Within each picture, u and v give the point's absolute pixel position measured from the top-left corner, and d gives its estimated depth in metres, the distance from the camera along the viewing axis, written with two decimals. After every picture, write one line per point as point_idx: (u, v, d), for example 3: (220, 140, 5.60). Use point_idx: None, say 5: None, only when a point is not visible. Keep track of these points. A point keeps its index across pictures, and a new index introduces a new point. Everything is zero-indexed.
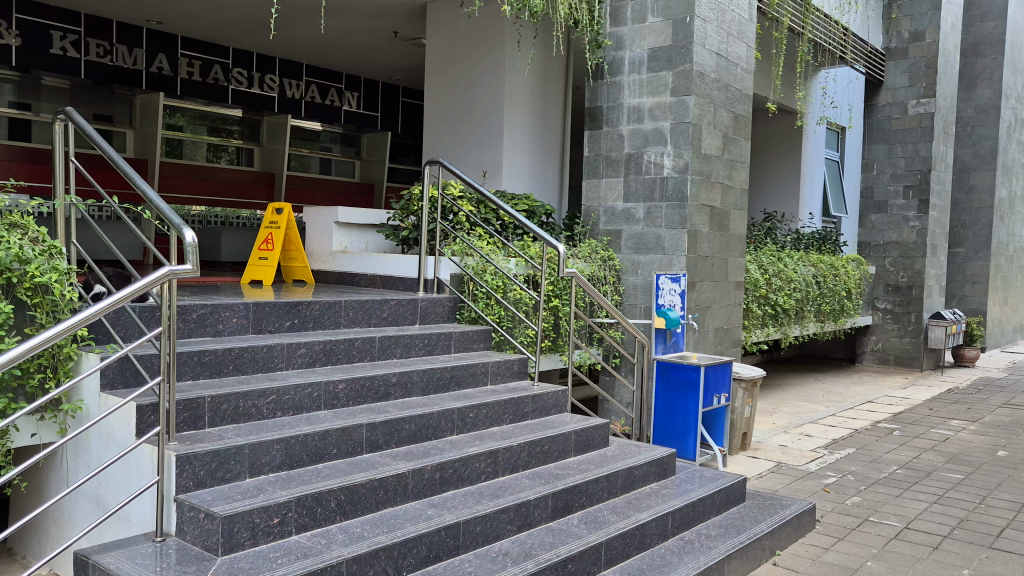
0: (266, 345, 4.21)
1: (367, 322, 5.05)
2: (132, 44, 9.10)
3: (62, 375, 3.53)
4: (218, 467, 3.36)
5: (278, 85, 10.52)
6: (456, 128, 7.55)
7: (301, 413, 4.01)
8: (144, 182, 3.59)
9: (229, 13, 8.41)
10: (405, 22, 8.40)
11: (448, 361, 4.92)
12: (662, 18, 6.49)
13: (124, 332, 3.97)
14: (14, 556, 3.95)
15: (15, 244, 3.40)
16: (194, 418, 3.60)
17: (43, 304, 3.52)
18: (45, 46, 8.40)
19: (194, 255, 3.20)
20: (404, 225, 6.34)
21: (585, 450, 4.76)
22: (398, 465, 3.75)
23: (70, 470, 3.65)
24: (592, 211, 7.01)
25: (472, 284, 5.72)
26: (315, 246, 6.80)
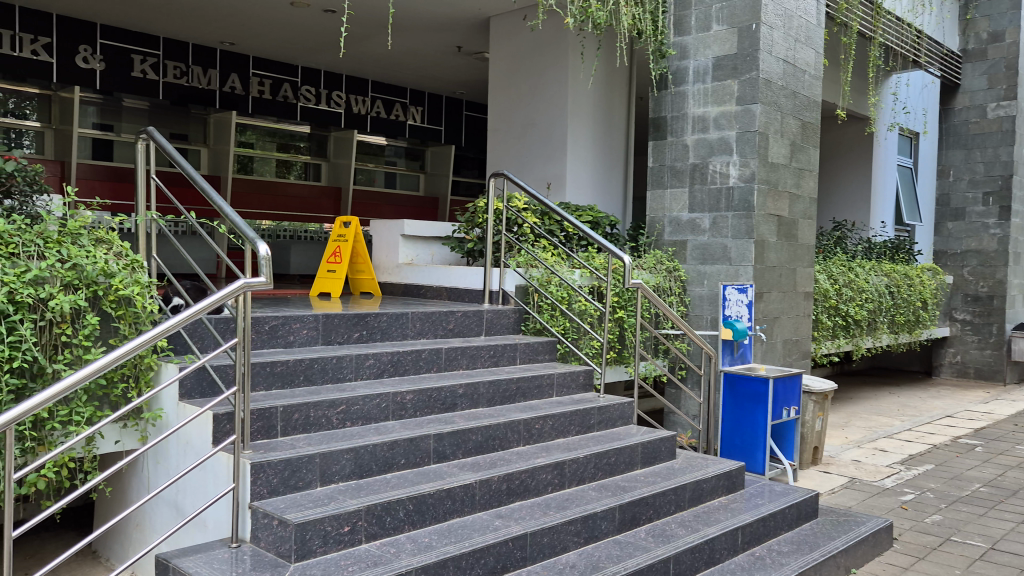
0: (336, 355, 4.29)
1: (433, 333, 5.11)
2: (207, 65, 9.43)
3: (144, 385, 3.67)
4: (291, 475, 3.44)
5: (345, 101, 10.74)
6: (521, 140, 7.60)
7: (370, 423, 4.07)
8: (221, 198, 3.71)
9: (299, 33, 8.64)
10: (468, 37, 8.51)
11: (514, 372, 4.94)
12: (727, 26, 6.42)
13: (200, 343, 4.11)
14: (98, 559, 4.11)
15: (100, 259, 3.56)
16: (267, 427, 3.69)
17: (127, 317, 3.66)
18: (126, 69, 8.78)
19: (268, 267, 3.29)
20: (469, 237, 6.39)
21: (652, 463, 4.71)
22: (465, 475, 3.78)
23: (150, 476, 3.78)
24: (656, 222, 6.96)
25: (537, 295, 5.73)
26: (381, 258, 6.90)
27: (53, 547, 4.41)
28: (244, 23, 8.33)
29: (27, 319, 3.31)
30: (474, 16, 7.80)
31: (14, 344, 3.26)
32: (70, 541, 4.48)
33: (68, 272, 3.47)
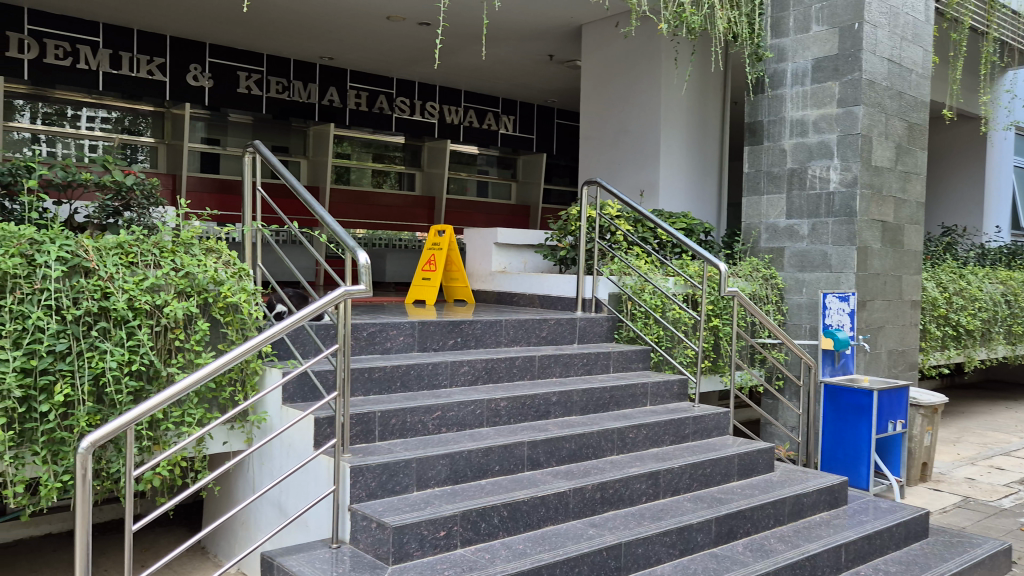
0: (432, 362, 4.37)
1: (526, 340, 5.14)
2: (307, 80, 9.77)
3: (250, 389, 3.81)
4: (389, 479, 3.51)
5: (438, 111, 10.92)
6: (613, 148, 7.57)
7: (465, 430, 4.13)
8: (323, 208, 3.82)
9: (395, 46, 8.84)
10: (561, 45, 8.54)
11: (608, 381, 4.91)
12: (827, 27, 6.24)
13: (302, 348, 4.25)
14: (207, 555, 4.29)
15: (211, 267, 3.73)
16: (366, 432, 3.79)
17: (234, 323, 3.82)
18: (233, 85, 9.19)
19: (368, 276, 3.38)
20: (562, 245, 6.40)
21: (749, 475, 4.60)
22: (559, 483, 3.78)
23: (256, 478, 3.93)
24: (752, 228, 6.80)
25: (631, 303, 5.69)
26: (475, 266, 6.98)
27: (166, 542, 4.64)
28: (342, 38, 8.59)
29: (145, 324, 3.50)
30: (566, 24, 7.82)
31: (133, 347, 3.47)
32: (181, 537, 4.70)
33: (181, 280, 3.64)
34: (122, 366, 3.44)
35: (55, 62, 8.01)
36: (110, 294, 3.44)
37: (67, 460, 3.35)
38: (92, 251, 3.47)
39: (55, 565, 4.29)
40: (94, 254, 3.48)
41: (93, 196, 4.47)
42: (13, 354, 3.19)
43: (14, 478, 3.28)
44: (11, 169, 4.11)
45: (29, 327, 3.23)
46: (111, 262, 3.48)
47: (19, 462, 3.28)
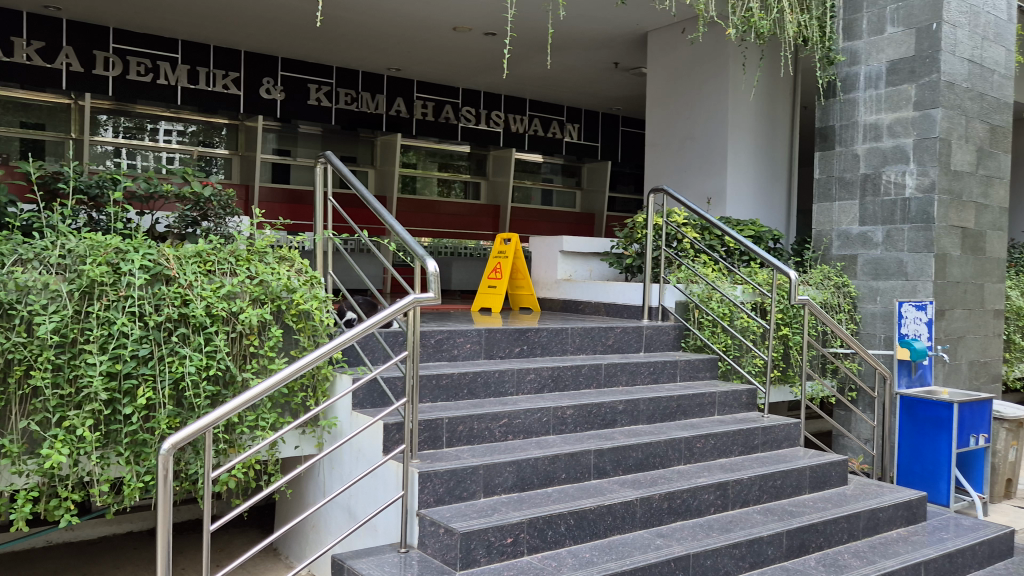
0: (498, 370, 4.40)
1: (592, 348, 5.13)
2: (375, 91, 9.96)
3: (322, 394, 3.89)
4: (456, 485, 3.54)
5: (503, 120, 10.99)
6: (679, 155, 7.50)
7: (531, 437, 4.14)
8: (392, 216, 3.87)
9: (461, 56, 8.94)
10: (626, 53, 8.51)
11: (675, 390, 4.86)
12: (903, 28, 6.08)
13: (371, 355, 4.32)
14: (280, 557, 4.40)
15: (284, 275, 3.83)
16: (433, 438, 3.83)
17: (306, 329, 3.91)
18: (304, 98, 9.43)
19: (437, 283, 3.42)
20: (628, 253, 6.37)
21: (821, 488, 4.49)
22: (626, 492, 3.76)
23: (327, 481, 4.01)
24: (823, 236, 6.65)
25: (698, 311, 5.61)
26: (541, 274, 7.00)
27: (240, 542, 4.78)
28: (409, 50, 8.72)
29: (221, 330, 3.61)
30: (631, 32, 7.78)
31: (210, 353, 3.57)
32: (255, 538, 4.84)
33: (255, 288, 3.74)
34: (200, 371, 3.55)
35: (137, 78, 8.37)
36: (189, 301, 3.56)
37: (148, 460, 3.48)
38: (173, 260, 3.60)
39: (137, 562, 4.47)
40: (174, 262, 3.61)
41: (173, 207, 4.64)
42: (100, 359, 3.33)
43: (99, 477, 3.42)
44: (98, 181, 4.28)
45: (114, 332, 3.37)
46: (190, 271, 3.60)
47: (104, 462, 3.42)
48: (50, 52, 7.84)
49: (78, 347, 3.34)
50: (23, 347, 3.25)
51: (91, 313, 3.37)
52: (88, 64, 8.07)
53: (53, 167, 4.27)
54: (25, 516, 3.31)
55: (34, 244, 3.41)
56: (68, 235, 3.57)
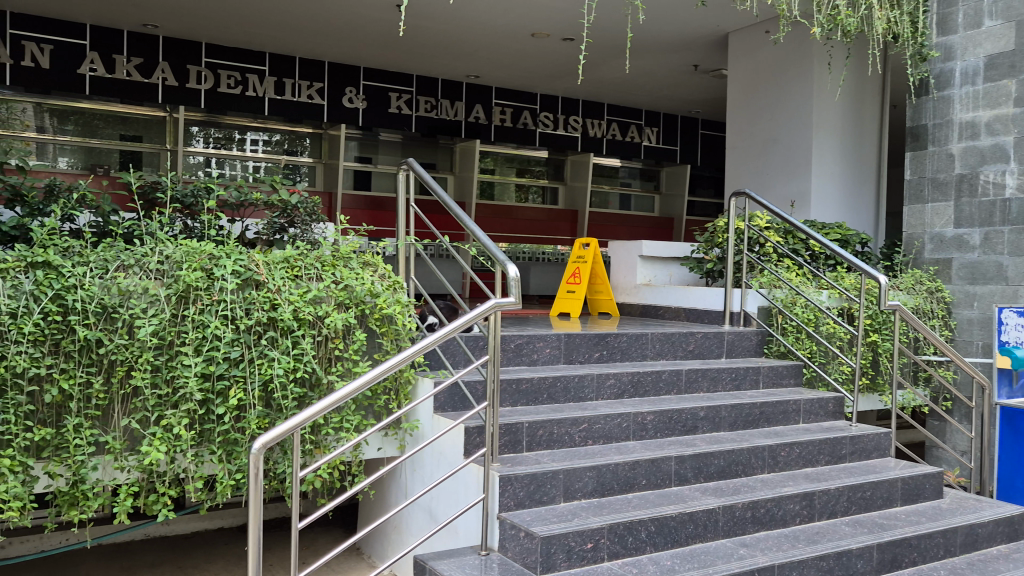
0: (578, 375, 4.39)
1: (672, 354, 5.08)
2: (454, 98, 10.09)
3: (404, 398, 3.96)
4: (536, 489, 3.56)
5: (581, 125, 10.98)
6: (761, 157, 7.36)
7: (611, 442, 4.12)
8: (473, 222, 3.91)
9: (539, 63, 8.98)
10: (706, 54, 8.39)
11: (758, 396, 4.76)
12: (1001, 21, 5.82)
13: (452, 359, 4.37)
14: (363, 556, 4.50)
15: (368, 280, 3.91)
16: (514, 442, 3.85)
17: (389, 333, 3.98)
18: (385, 106, 9.62)
19: (517, 288, 3.44)
20: (708, 257, 6.28)
21: (914, 501, 4.33)
22: (708, 500, 3.70)
23: (409, 483, 4.08)
24: (915, 239, 6.42)
25: (781, 317, 5.47)
26: (620, 279, 6.96)
27: (325, 541, 4.91)
28: (488, 57, 8.79)
29: (308, 334, 3.71)
30: (712, 33, 7.67)
31: (297, 356, 3.68)
32: (339, 537, 4.95)
33: (341, 293, 3.83)
34: (288, 373, 3.65)
35: (227, 90, 8.70)
36: (278, 305, 3.66)
37: (240, 459, 3.60)
38: (262, 266, 3.72)
39: (228, 556, 4.63)
40: (263, 268, 3.73)
41: (263, 214, 4.80)
42: (194, 360, 3.47)
43: (194, 474, 3.56)
44: (193, 191, 4.48)
45: (208, 335, 3.50)
46: (278, 276, 3.71)
47: (199, 460, 3.56)
48: (147, 67, 8.26)
49: (175, 349, 3.49)
50: (125, 349, 3.42)
51: (187, 317, 3.51)
52: (182, 77, 8.44)
53: (152, 177, 4.48)
54: (126, 509, 3.47)
55: (135, 250, 3.58)
56: (166, 242, 3.74)
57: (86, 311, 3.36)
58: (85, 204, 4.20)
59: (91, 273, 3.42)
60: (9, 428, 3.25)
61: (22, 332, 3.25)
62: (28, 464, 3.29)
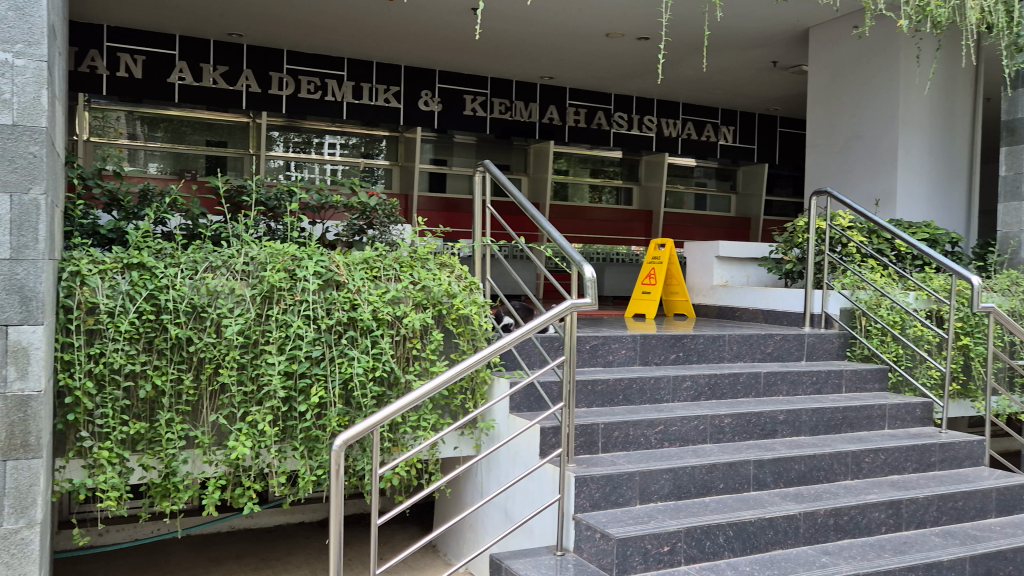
0: (654, 377, 4.36)
1: (751, 356, 5.00)
2: (528, 99, 10.13)
3: (480, 397, 4.00)
4: (612, 491, 3.55)
5: (656, 125, 10.88)
6: (843, 155, 7.15)
7: (688, 445, 4.07)
8: (550, 223, 3.92)
9: (614, 62, 8.93)
10: (785, 50, 8.21)
11: (841, 401, 4.63)
12: None
13: (528, 359, 4.39)
14: (439, 553, 4.57)
15: (445, 281, 3.96)
16: (589, 443, 3.85)
17: (466, 333, 4.03)
18: (460, 108, 9.72)
19: (593, 289, 3.43)
20: (788, 258, 6.15)
21: (1009, 513, 4.14)
22: (789, 505, 3.62)
23: (484, 482, 4.12)
24: (1010, 239, 6.15)
25: (865, 319, 5.31)
26: (696, 280, 6.86)
27: (402, 538, 5.00)
28: (562, 58, 8.79)
29: (387, 334, 3.77)
30: (793, 28, 7.49)
31: (376, 355, 3.75)
32: (415, 534, 5.04)
33: (419, 293, 3.89)
34: (367, 372, 3.72)
35: (307, 96, 8.93)
36: (358, 305, 3.74)
37: (321, 455, 3.69)
38: (343, 267, 3.81)
39: (309, 550, 4.76)
40: (344, 268, 3.82)
41: (343, 216, 4.92)
42: (278, 359, 3.58)
43: (278, 469, 3.66)
44: (276, 194, 4.61)
45: (291, 335, 3.60)
46: (358, 277, 3.79)
47: (282, 456, 3.66)
48: (232, 75, 8.54)
49: (259, 348, 3.60)
50: (213, 347, 3.54)
51: (271, 316, 3.62)
52: (265, 84, 8.70)
53: (238, 181, 4.62)
54: (214, 502, 3.60)
55: (222, 252, 3.71)
56: (251, 244, 3.86)
57: (177, 310, 3.49)
58: (176, 207, 4.37)
59: (182, 274, 3.56)
60: (107, 422, 3.42)
61: (119, 330, 3.40)
62: (124, 457, 3.45)
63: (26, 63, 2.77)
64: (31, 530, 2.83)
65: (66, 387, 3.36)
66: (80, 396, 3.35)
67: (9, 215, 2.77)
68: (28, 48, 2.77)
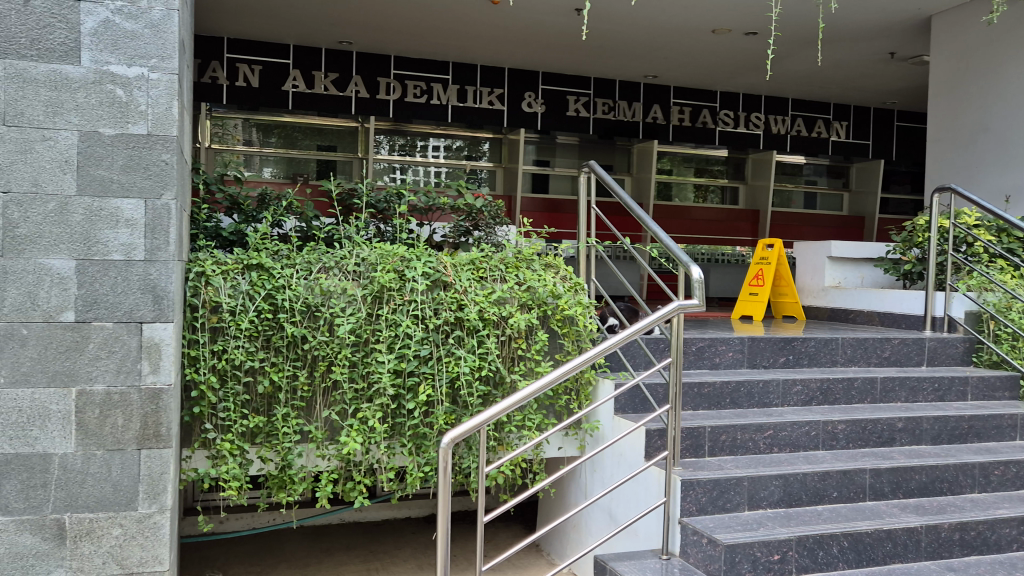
0: (763, 380, 4.25)
1: (866, 360, 4.80)
2: (632, 99, 10.05)
3: (585, 398, 4.00)
4: (719, 496, 3.48)
5: (764, 122, 10.60)
6: (968, 148, 6.79)
7: (799, 452, 3.95)
8: (656, 223, 3.87)
9: (721, 59, 8.74)
10: (904, 41, 7.85)
11: (966, 409, 4.38)
12: None
13: (633, 360, 4.36)
14: (542, 553, 4.59)
15: (550, 281, 3.97)
16: (695, 446, 3.79)
17: (571, 334, 4.03)
18: (563, 109, 9.74)
19: (701, 290, 3.38)
20: (906, 258, 5.87)
21: None
22: (909, 518, 3.45)
23: (589, 483, 4.11)
24: None
25: (994, 323, 5.03)
26: (806, 281, 6.64)
27: (506, 536, 5.05)
28: (667, 56, 8.68)
29: (493, 333, 3.82)
30: (913, 17, 7.13)
31: (482, 355, 3.79)
32: (519, 534, 5.07)
33: (524, 294, 3.92)
34: (474, 371, 3.77)
35: (414, 100, 9.13)
36: (465, 306, 3.80)
37: (428, 453, 3.77)
38: (450, 267, 3.88)
39: (416, 544, 4.86)
40: (451, 269, 3.88)
41: (449, 216, 5.00)
42: (388, 358, 3.67)
43: (386, 464, 3.76)
44: (386, 197, 4.72)
45: (400, 334, 3.68)
46: (465, 277, 3.85)
47: (391, 452, 3.75)
48: (343, 82, 8.82)
49: (370, 346, 3.70)
50: (326, 345, 3.67)
51: (381, 315, 3.72)
52: (373, 89, 8.95)
53: (349, 185, 4.75)
54: (327, 495, 3.73)
55: (335, 253, 3.84)
56: (362, 246, 3.98)
57: (293, 309, 3.63)
58: (291, 210, 4.55)
59: (297, 275, 3.71)
60: (229, 415, 3.58)
61: (240, 328, 3.55)
62: (245, 449, 3.61)
63: (159, 76, 2.94)
64: (162, 515, 3.01)
65: (192, 381, 3.53)
66: (205, 390, 3.52)
67: (143, 218, 2.95)
68: (162, 62, 2.95)
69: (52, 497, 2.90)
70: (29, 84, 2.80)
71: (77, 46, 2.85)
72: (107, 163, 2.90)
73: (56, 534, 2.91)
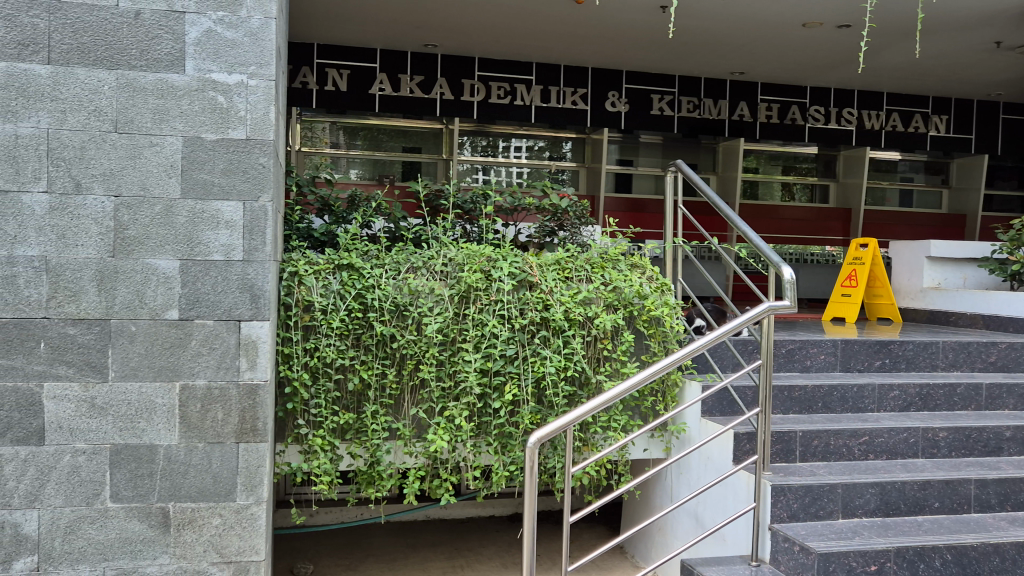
0: (857, 384, 4.11)
1: (970, 365, 4.58)
2: (718, 96, 9.86)
3: (671, 399, 3.94)
4: (812, 503, 3.38)
5: (857, 117, 10.24)
6: None
7: (896, 459, 3.80)
8: (746, 223, 3.78)
9: (812, 53, 8.48)
10: (1012, 29, 7.45)
11: None
12: None
13: (721, 362, 4.28)
14: (626, 555, 4.56)
15: (636, 281, 3.93)
16: (786, 451, 3.70)
17: (657, 335, 3.99)
18: (647, 108, 9.64)
19: (792, 291, 3.30)
20: (1014, 258, 5.57)
21: None
22: (1018, 531, 3.27)
23: (675, 486, 4.06)
24: None
25: None
26: (903, 282, 6.40)
27: (590, 537, 5.03)
28: (756, 51, 8.47)
29: (578, 334, 3.81)
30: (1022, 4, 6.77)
31: (568, 355, 3.79)
32: (603, 535, 5.04)
33: (609, 294, 3.89)
34: (559, 372, 3.77)
35: (498, 101, 9.18)
36: (550, 306, 3.80)
37: (514, 452, 3.78)
38: (536, 268, 3.89)
39: (500, 543, 4.88)
40: (537, 270, 3.89)
41: (534, 216, 5.01)
42: (474, 357, 3.70)
43: (472, 462, 3.80)
44: (472, 197, 4.75)
45: (486, 334, 3.72)
46: (551, 278, 3.85)
47: (476, 450, 3.79)
48: (428, 84, 8.95)
49: (457, 346, 3.74)
50: (414, 344, 3.72)
51: (468, 315, 3.75)
52: (458, 91, 9.04)
53: (436, 185, 4.82)
54: (414, 491, 3.79)
55: (423, 253, 3.89)
56: (449, 246, 4.03)
57: (382, 309, 3.70)
58: (380, 212, 4.64)
59: (386, 275, 3.78)
60: (321, 412, 3.68)
61: (331, 327, 3.64)
62: (335, 444, 3.71)
63: (258, 83, 3.04)
64: (259, 507, 3.12)
65: (285, 378, 3.64)
66: (297, 386, 3.62)
67: (242, 220, 3.05)
68: (260, 69, 3.04)
69: (158, 487, 3.04)
70: (138, 93, 2.95)
71: (182, 55, 2.98)
72: (209, 167, 3.02)
73: (161, 521, 3.05)
